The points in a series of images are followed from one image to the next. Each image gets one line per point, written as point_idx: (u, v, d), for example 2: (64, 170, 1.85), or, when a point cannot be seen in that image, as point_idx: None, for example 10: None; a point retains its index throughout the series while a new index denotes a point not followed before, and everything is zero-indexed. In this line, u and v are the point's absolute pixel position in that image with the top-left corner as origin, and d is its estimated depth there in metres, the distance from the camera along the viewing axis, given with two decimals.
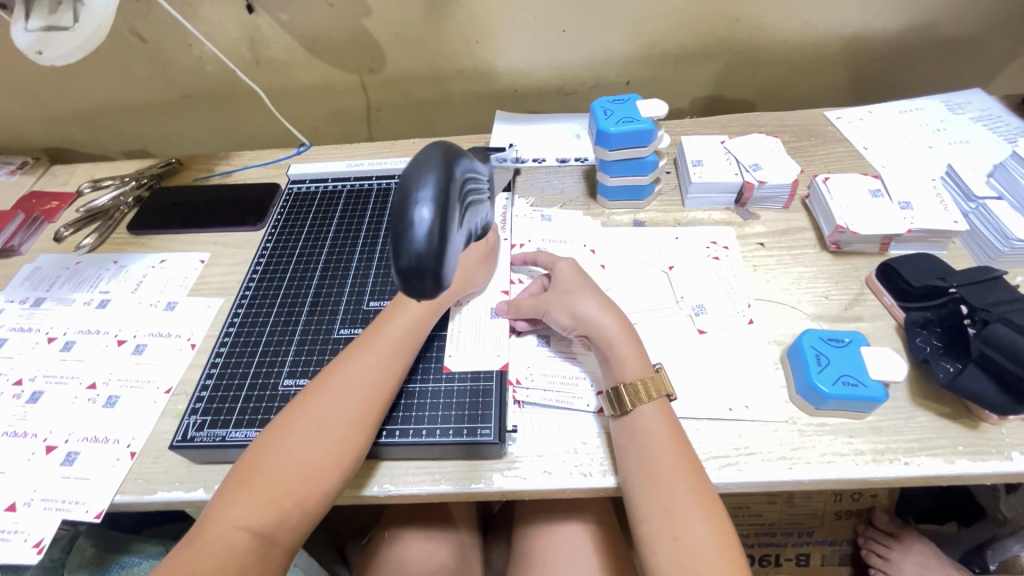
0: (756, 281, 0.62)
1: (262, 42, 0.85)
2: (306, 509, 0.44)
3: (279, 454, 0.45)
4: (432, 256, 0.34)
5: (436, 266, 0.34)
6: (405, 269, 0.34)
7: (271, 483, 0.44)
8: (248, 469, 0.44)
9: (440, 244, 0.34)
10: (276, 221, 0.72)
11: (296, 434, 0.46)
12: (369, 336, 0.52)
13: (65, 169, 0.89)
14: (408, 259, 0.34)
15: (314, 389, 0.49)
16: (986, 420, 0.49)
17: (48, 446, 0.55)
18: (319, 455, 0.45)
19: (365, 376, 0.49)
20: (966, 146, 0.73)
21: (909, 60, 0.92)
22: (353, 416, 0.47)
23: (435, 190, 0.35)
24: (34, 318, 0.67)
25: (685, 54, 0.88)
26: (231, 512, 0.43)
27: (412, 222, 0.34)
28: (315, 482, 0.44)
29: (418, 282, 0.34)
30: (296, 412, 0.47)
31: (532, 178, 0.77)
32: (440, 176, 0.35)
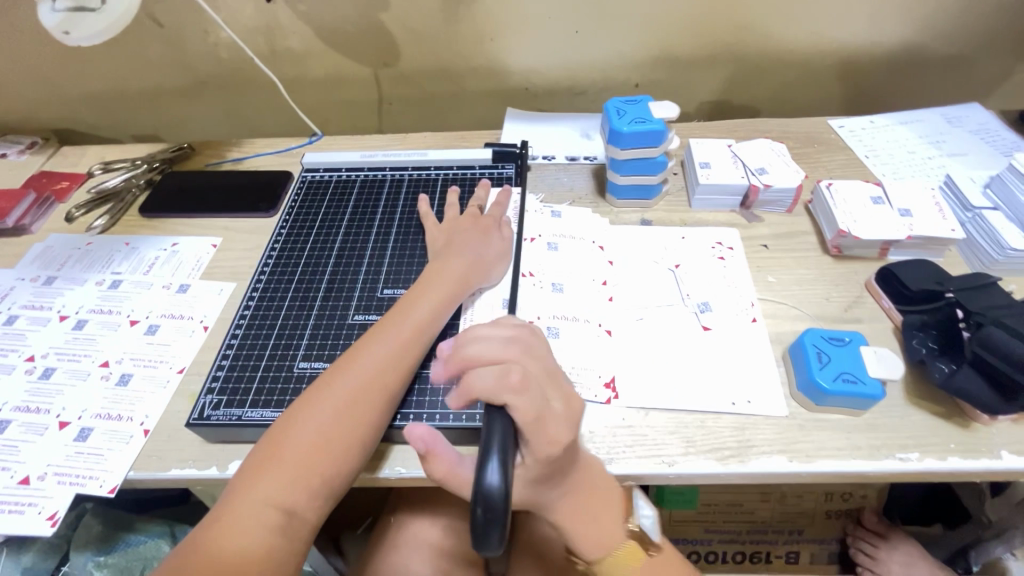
0: (760, 282, 0.64)
1: (278, 31, 0.86)
2: (328, 485, 0.45)
3: (301, 433, 0.46)
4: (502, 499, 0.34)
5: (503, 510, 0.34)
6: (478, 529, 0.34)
7: (295, 460, 0.45)
8: (270, 447, 0.46)
9: None
10: (289, 208, 0.73)
11: (318, 413, 0.47)
12: (388, 320, 0.54)
13: (76, 151, 0.89)
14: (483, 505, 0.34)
15: (334, 370, 0.50)
16: (977, 420, 0.51)
17: (61, 422, 0.56)
18: (341, 432, 0.46)
19: (383, 359, 0.51)
20: (964, 158, 0.76)
21: (910, 73, 0.94)
22: (374, 397, 0.49)
23: None
24: (45, 296, 0.68)
25: (695, 59, 0.90)
26: (256, 488, 0.44)
27: None
28: (337, 459, 0.46)
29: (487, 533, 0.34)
30: (317, 392, 0.49)
31: (542, 175, 0.78)
32: None
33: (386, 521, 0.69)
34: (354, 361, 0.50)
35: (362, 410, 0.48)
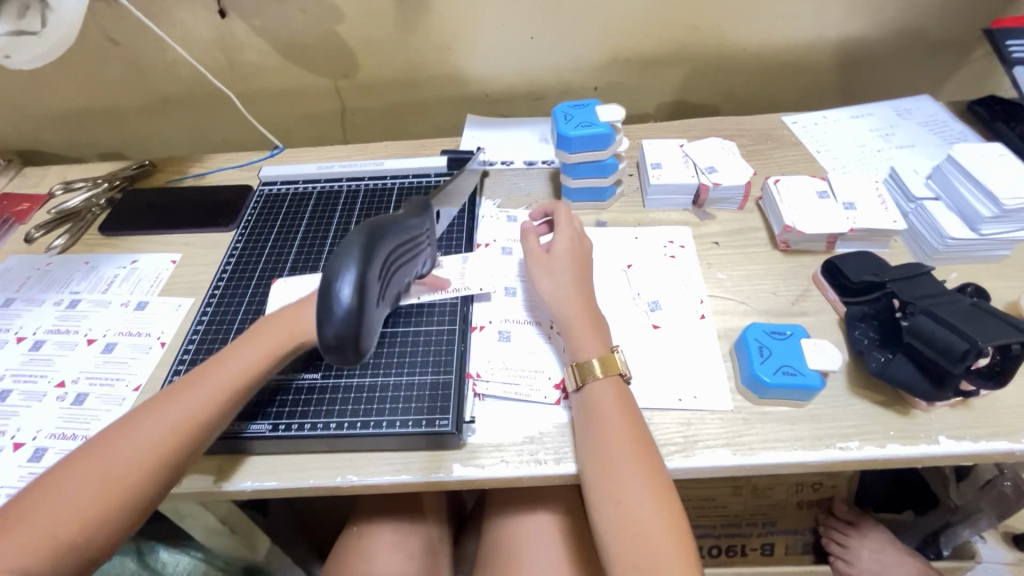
0: (709, 279, 0.65)
1: (235, 46, 0.86)
2: (129, 502, 0.43)
3: (121, 445, 0.44)
4: (350, 326, 0.41)
5: (352, 336, 0.41)
6: (329, 342, 0.42)
7: (102, 474, 0.42)
8: (80, 458, 0.43)
9: (358, 317, 0.42)
10: (247, 222, 0.73)
11: (145, 426, 0.45)
12: (252, 334, 0.52)
13: (37, 171, 0.89)
14: (329, 334, 0.41)
15: (181, 385, 0.48)
16: (916, 407, 0.52)
17: (15, 443, 0.56)
18: (152, 449, 0.44)
19: (237, 375, 0.49)
20: (911, 150, 0.77)
21: (863, 68, 0.96)
22: (212, 412, 0.47)
23: (356, 275, 0.42)
24: (3, 318, 0.68)
25: (650, 60, 0.91)
26: (51, 499, 0.41)
27: (337, 301, 0.41)
28: (147, 476, 0.44)
29: (338, 350, 0.42)
30: (154, 406, 0.47)
31: (499, 180, 0.79)
32: (361, 263, 0.42)
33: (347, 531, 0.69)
34: (207, 376, 0.49)
35: (196, 428, 0.46)
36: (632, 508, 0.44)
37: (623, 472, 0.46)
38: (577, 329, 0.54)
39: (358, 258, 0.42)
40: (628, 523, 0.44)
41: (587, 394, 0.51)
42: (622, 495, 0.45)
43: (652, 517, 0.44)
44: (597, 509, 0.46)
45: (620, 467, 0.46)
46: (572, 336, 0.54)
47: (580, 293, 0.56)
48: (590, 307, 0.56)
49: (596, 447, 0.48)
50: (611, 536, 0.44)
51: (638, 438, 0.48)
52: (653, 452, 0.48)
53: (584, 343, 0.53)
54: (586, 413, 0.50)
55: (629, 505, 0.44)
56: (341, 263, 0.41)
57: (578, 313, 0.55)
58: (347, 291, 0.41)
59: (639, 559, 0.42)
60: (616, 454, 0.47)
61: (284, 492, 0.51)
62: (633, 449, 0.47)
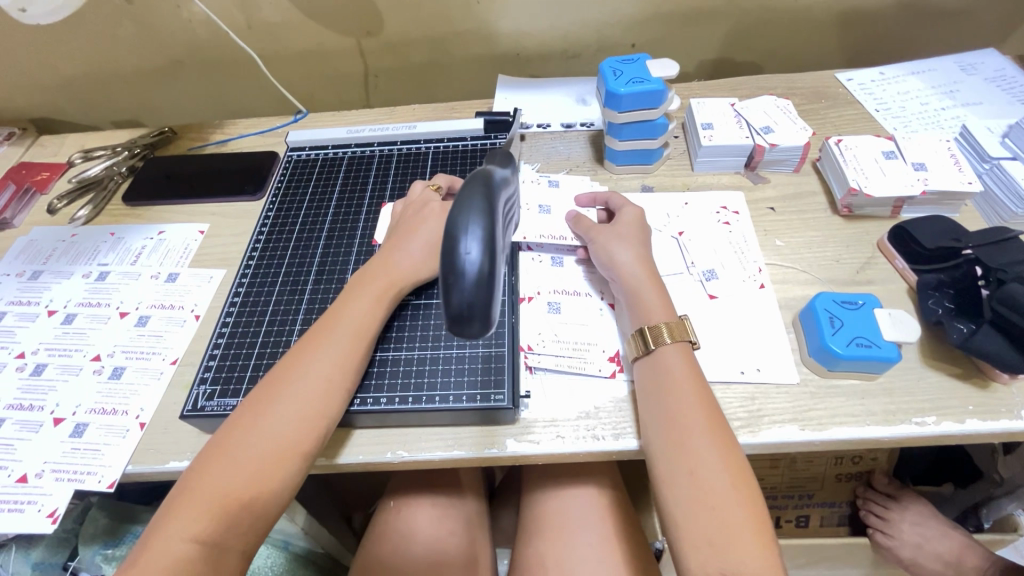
0: (766, 246, 0.61)
1: (253, 3, 0.81)
2: (254, 514, 0.43)
3: (226, 463, 0.43)
4: (482, 290, 0.33)
5: (485, 303, 0.33)
6: (455, 312, 0.33)
7: (212, 495, 0.42)
8: (191, 479, 0.43)
9: (489, 282, 0.34)
10: (276, 190, 0.70)
11: (247, 441, 0.44)
12: (321, 330, 0.51)
13: (54, 140, 0.86)
14: (459, 300, 0.33)
15: (265, 391, 0.47)
16: (997, 379, 0.49)
17: (56, 418, 0.55)
18: (265, 463, 0.44)
19: (319, 374, 0.48)
20: (979, 108, 0.72)
21: (921, 21, 0.89)
22: (309, 418, 0.46)
23: (482, 229, 0.34)
24: (32, 291, 0.66)
25: (693, 14, 0.85)
26: (171, 527, 0.41)
27: (461, 262, 0.33)
28: (267, 487, 0.43)
29: (467, 322, 0.34)
30: (247, 417, 0.46)
31: (537, 144, 0.75)
32: (484, 216, 0.35)
33: (385, 506, 0.68)
34: (289, 379, 0.47)
35: (298, 435, 0.45)
36: (704, 480, 0.42)
37: (694, 443, 0.43)
38: (645, 293, 0.53)
39: (483, 211, 0.35)
40: (698, 493, 0.41)
41: (657, 357, 0.49)
42: (692, 464, 0.42)
43: (726, 490, 0.41)
44: (665, 479, 0.43)
45: (690, 437, 0.44)
46: (640, 299, 0.52)
47: (643, 260, 0.55)
48: (653, 272, 0.55)
49: (664, 418, 0.46)
50: (680, 507, 0.42)
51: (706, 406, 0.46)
52: (723, 424, 0.45)
53: (652, 307, 0.51)
54: (650, 380, 0.48)
55: (701, 476, 0.42)
56: (465, 217, 0.34)
57: (643, 278, 0.54)
58: (474, 248, 0.33)
59: (713, 535, 0.39)
60: (685, 424, 0.44)
61: (335, 467, 0.50)
62: (703, 420, 0.44)
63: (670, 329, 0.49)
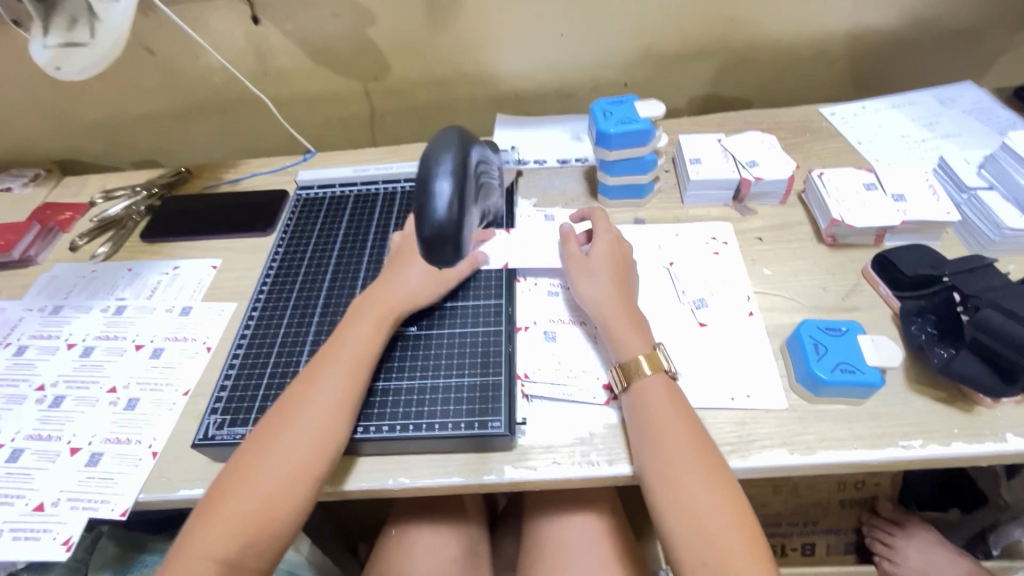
0: (754, 275, 0.64)
1: (268, 51, 0.87)
2: (268, 540, 0.45)
3: (240, 490, 0.46)
4: (452, 223, 0.42)
5: (455, 232, 0.42)
6: (428, 239, 0.42)
7: (230, 515, 0.44)
8: (209, 503, 0.45)
9: (459, 215, 0.42)
10: (286, 227, 0.73)
11: (260, 464, 0.47)
12: (324, 359, 0.53)
13: (78, 181, 0.91)
14: (431, 229, 0.42)
15: (276, 417, 0.50)
16: (979, 403, 0.50)
17: (72, 448, 0.57)
18: (276, 489, 0.46)
19: (325, 398, 0.50)
20: (957, 139, 0.75)
21: (901, 57, 0.93)
22: (320, 440, 0.48)
23: (453, 166, 0.43)
24: (53, 325, 0.69)
25: (681, 54, 0.90)
26: (193, 547, 0.43)
27: (434, 193, 0.42)
28: (278, 514, 0.45)
29: (440, 247, 0.42)
30: (259, 445, 0.48)
31: (534, 179, 0.79)
32: (455, 158, 0.43)
33: (387, 534, 0.69)
34: (298, 408, 0.50)
35: (306, 462, 0.47)
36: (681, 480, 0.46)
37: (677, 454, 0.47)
38: (616, 329, 0.55)
39: (454, 147, 0.44)
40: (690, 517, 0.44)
41: (636, 391, 0.51)
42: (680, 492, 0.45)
43: (716, 512, 0.44)
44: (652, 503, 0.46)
45: (667, 444, 0.47)
46: (615, 337, 0.54)
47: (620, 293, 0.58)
48: (627, 305, 0.57)
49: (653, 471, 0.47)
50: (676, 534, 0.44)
51: (682, 413, 0.49)
52: (707, 441, 0.48)
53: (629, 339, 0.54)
54: (636, 414, 0.50)
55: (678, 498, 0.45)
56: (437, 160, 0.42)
57: (617, 313, 0.56)
58: (446, 184, 0.42)
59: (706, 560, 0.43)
60: (664, 431, 0.48)
61: (338, 494, 0.51)
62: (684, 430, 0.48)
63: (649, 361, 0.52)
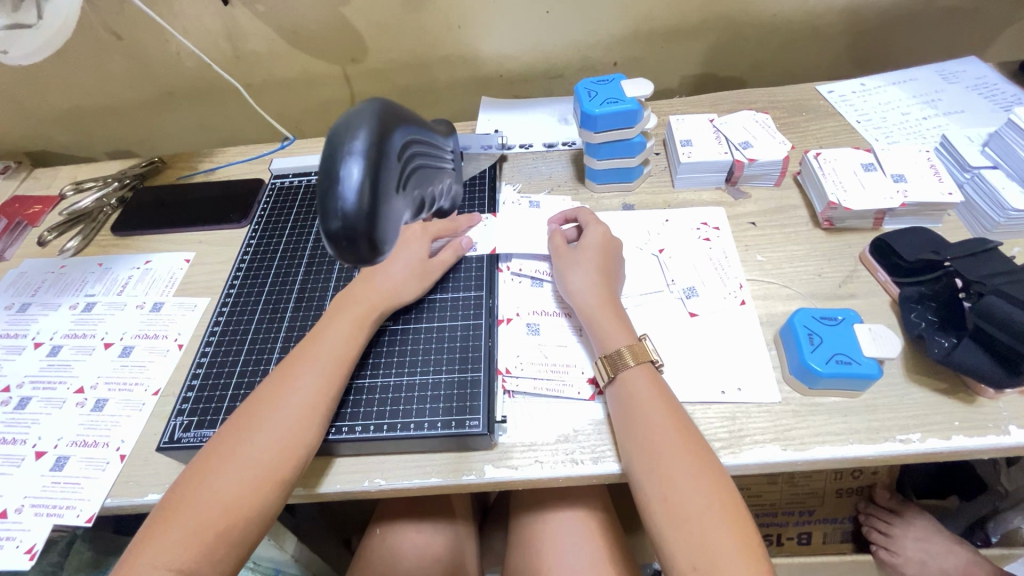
0: (747, 262, 0.61)
1: (240, 34, 0.83)
2: (231, 543, 0.43)
3: (205, 489, 0.44)
4: (362, 216, 0.33)
5: (367, 228, 0.33)
6: (335, 235, 0.33)
7: (189, 520, 0.42)
8: (170, 507, 0.43)
9: (373, 203, 0.33)
10: (259, 218, 0.71)
11: (225, 467, 0.45)
12: (300, 357, 0.51)
13: (48, 173, 0.88)
14: (336, 222, 0.33)
15: (244, 418, 0.47)
16: (982, 394, 0.48)
17: (38, 452, 0.55)
18: (241, 489, 0.44)
19: (298, 400, 0.48)
20: (960, 117, 0.72)
21: (903, 31, 0.89)
22: (289, 445, 0.46)
23: (367, 144, 0.34)
24: (20, 324, 0.67)
25: (673, 31, 0.86)
26: (150, 552, 0.41)
27: (341, 178, 0.33)
28: (243, 516, 0.43)
29: (351, 245, 0.33)
30: (224, 447, 0.46)
31: (519, 164, 0.76)
32: (370, 133, 0.34)
33: (371, 532, 0.67)
34: (273, 404, 0.47)
35: (275, 464, 0.45)
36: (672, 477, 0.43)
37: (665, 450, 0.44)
38: (601, 319, 0.53)
39: (373, 120, 0.35)
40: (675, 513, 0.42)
41: (622, 381, 0.49)
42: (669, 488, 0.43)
43: (707, 515, 0.41)
44: (643, 506, 0.44)
45: (656, 443, 0.45)
46: (599, 330, 0.52)
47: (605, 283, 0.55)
48: (610, 297, 0.55)
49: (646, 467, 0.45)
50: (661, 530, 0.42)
51: (670, 411, 0.47)
52: (698, 441, 0.45)
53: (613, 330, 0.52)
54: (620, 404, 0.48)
55: (665, 496, 0.43)
56: (346, 137, 0.33)
57: (603, 303, 0.54)
58: (356, 166, 0.33)
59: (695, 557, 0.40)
60: (653, 433, 0.45)
61: (312, 496, 0.49)
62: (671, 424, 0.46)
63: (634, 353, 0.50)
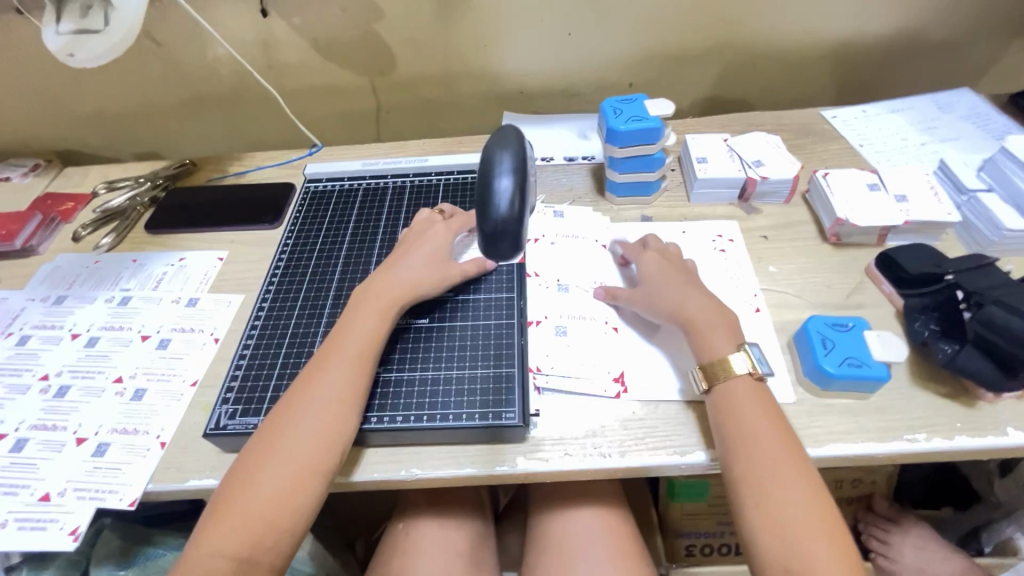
0: (759, 272, 0.65)
1: (275, 45, 0.87)
2: (283, 532, 0.44)
3: (255, 481, 0.45)
4: (512, 218, 0.49)
5: (514, 228, 0.50)
6: (490, 233, 0.50)
7: (243, 513, 0.44)
8: (221, 502, 0.45)
9: (518, 210, 0.50)
10: (295, 219, 0.73)
11: (270, 461, 0.46)
12: (327, 352, 0.53)
13: (79, 172, 0.90)
14: (494, 224, 0.49)
15: (282, 412, 0.49)
16: (981, 398, 0.52)
17: (79, 438, 0.56)
18: (288, 480, 0.45)
19: (331, 392, 0.50)
20: (956, 143, 0.77)
21: (900, 63, 0.95)
22: (330, 437, 0.48)
23: (513, 166, 0.50)
24: (56, 315, 0.68)
25: (687, 56, 0.91)
26: (208, 544, 0.43)
27: (497, 191, 0.49)
28: (292, 506, 0.45)
29: (500, 242, 0.50)
30: (265, 444, 0.47)
31: (541, 176, 0.79)
32: (513, 159, 0.51)
33: (392, 527, 0.69)
34: (307, 398, 0.49)
35: (316, 454, 0.47)
36: (762, 483, 0.45)
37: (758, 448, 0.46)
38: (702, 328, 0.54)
39: (513, 148, 0.51)
40: (778, 534, 0.42)
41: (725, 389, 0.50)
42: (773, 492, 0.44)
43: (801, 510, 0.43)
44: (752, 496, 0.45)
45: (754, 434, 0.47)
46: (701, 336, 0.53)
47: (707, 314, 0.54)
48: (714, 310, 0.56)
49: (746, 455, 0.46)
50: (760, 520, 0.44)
51: (764, 404, 0.49)
52: (793, 434, 0.48)
53: (711, 338, 0.53)
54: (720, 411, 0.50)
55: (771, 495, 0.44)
56: (499, 161, 0.50)
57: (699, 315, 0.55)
58: (507, 182, 0.50)
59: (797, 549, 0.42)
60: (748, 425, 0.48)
61: (349, 484, 0.51)
62: (761, 406, 0.49)
63: (736, 360, 0.51)
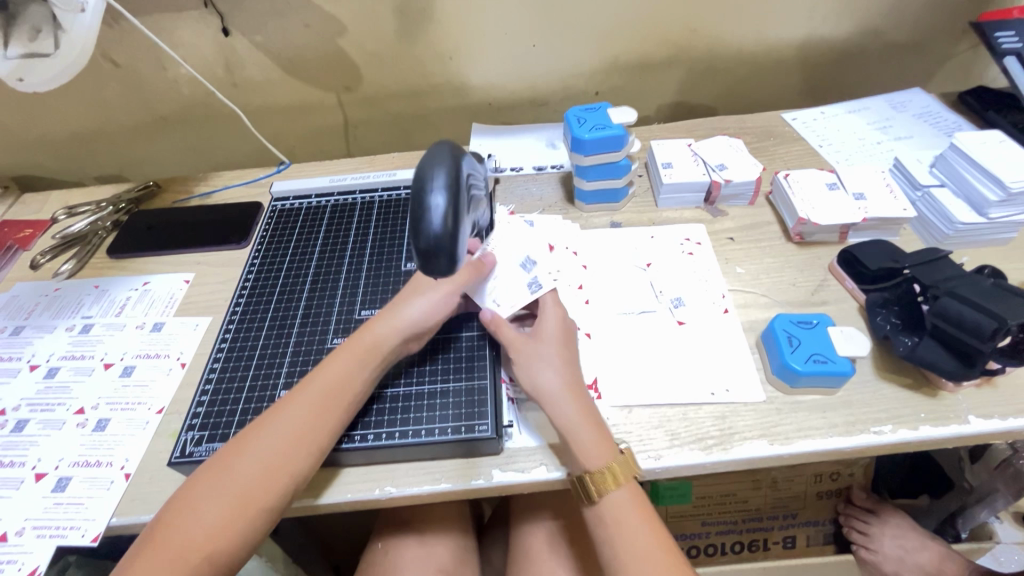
0: (727, 274, 0.66)
1: (238, 63, 0.86)
2: (212, 568, 0.43)
3: (192, 510, 0.44)
4: (447, 237, 0.43)
5: (450, 246, 0.43)
6: (425, 252, 0.43)
7: (172, 546, 0.43)
8: (157, 530, 0.44)
9: (453, 227, 0.43)
10: (262, 238, 0.72)
11: (210, 490, 0.45)
12: (298, 387, 0.51)
13: (38, 197, 0.88)
14: (427, 243, 0.43)
15: (238, 440, 0.48)
16: (943, 387, 0.53)
17: (37, 474, 0.54)
18: (225, 513, 0.44)
19: (290, 429, 0.48)
20: (910, 141, 0.79)
21: (856, 64, 0.98)
22: (277, 474, 0.46)
23: (447, 180, 0.43)
24: (14, 347, 0.66)
25: (651, 64, 0.93)
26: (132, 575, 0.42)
27: (429, 208, 0.43)
28: (225, 542, 0.44)
29: (435, 260, 0.44)
30: (213, 471, 0.46)
31: (511, 186, 0.80)
32: (447, 172, 0.44)
33: (372, 547, 0.68)
34: (260, 430, 0.48)
35: (258, 487, 0.45)
36: None
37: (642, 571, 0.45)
38: (579, 429, 0.50)
39: (447, 160, 0.44)
40: None
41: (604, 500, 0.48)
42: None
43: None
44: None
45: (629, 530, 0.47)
46: (575, 441, 0.49)
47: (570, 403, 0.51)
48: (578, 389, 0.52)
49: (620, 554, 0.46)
50: None
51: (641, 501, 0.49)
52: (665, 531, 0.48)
53: (594, 448, 0.49)
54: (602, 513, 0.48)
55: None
56: (430, 174, 0.43)
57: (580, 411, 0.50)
58: (440, 199, 0.43)
59: None
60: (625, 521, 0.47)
61: (323, 507, 0.50)
62: (641, 521, 0.47)
63: (616, 473, 0.48)
